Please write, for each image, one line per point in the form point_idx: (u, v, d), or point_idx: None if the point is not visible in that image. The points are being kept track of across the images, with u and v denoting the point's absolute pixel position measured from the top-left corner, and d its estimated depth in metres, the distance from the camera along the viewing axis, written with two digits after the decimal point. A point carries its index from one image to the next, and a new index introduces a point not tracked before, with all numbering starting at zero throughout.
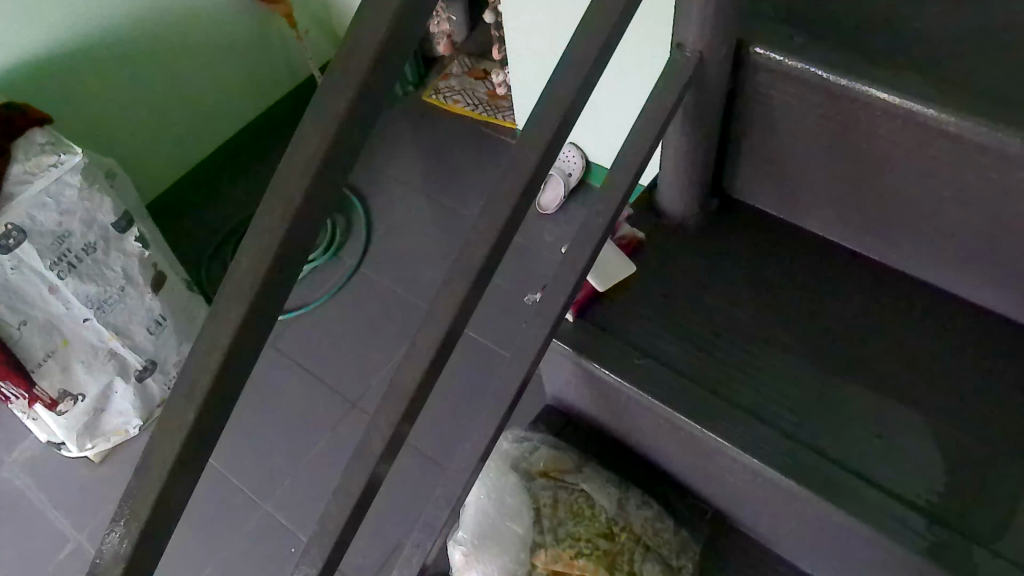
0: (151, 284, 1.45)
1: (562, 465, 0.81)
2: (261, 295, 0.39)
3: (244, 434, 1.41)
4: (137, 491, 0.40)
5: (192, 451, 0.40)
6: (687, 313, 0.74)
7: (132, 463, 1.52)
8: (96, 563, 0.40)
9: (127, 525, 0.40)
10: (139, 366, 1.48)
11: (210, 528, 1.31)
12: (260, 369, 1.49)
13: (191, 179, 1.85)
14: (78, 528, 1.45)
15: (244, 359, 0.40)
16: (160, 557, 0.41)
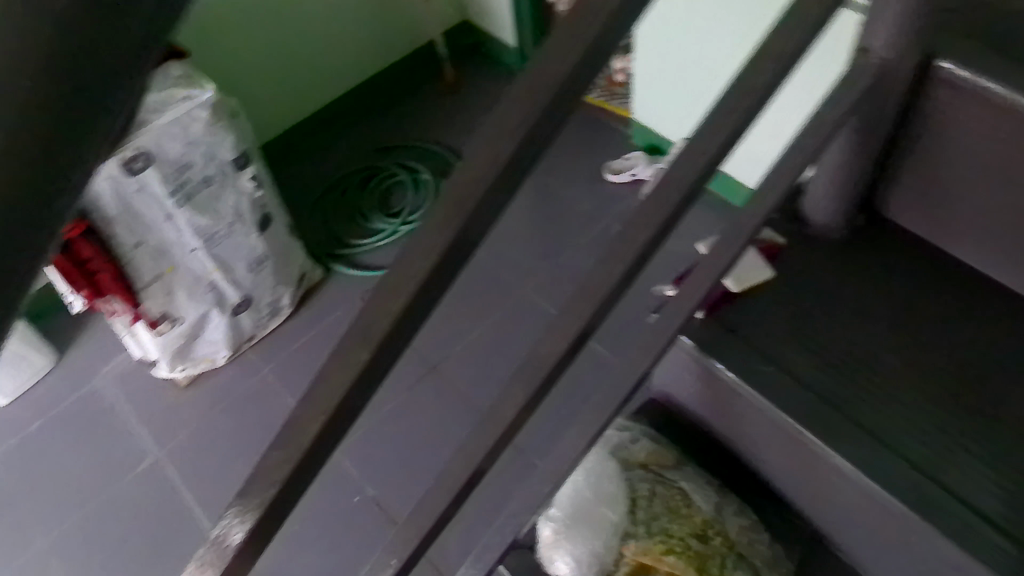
0: (257, 224, 1.50)
1: (662, 459, 0.80)
2: (450, 252, 0.39)
3: (372, 429, 1.38)
4: (300, 418, 0.42)
5: (358, 390, 0.41)
6: (820, 330, 0.72)
7: (217, 393, 1.58)
8: (255, 474, 0.43)
9: (289, 448, 0.42)
10: (235, 301, 1.54)
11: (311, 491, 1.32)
12: (401, 373, 1.44)
13: (306, 129, 1.90)
14: (158, 445, 1.52)
15: (419, 313, 0.41)
16: (309, 481, 0.43)
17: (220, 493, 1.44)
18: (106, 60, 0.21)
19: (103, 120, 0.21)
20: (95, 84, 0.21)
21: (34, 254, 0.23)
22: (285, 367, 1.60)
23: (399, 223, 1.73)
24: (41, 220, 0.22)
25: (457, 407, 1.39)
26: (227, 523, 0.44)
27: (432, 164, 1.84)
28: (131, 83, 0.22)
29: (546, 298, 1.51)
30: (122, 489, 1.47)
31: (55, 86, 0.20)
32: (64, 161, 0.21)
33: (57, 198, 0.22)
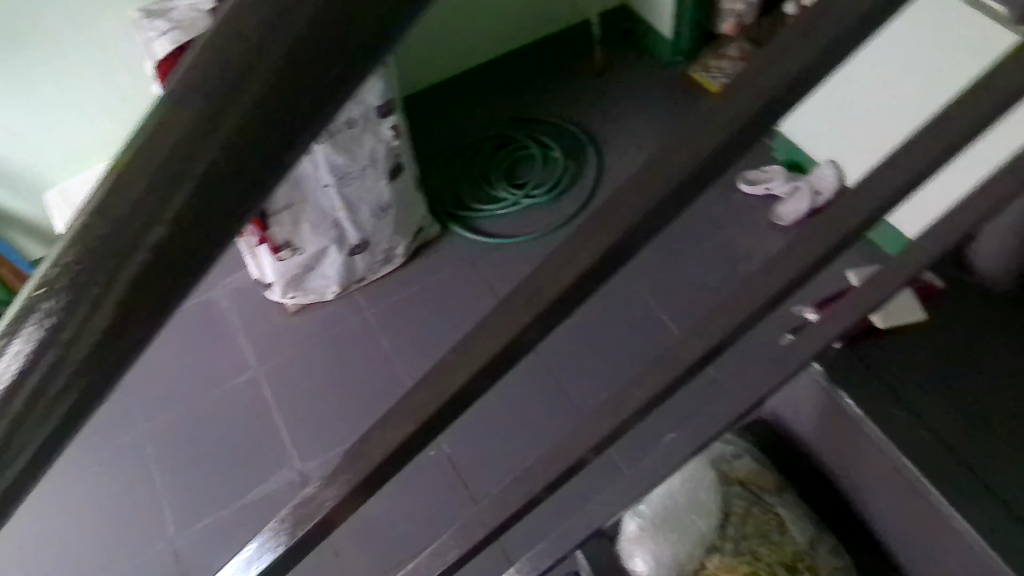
0: (388, 171, 1.55)
1: (762, 482, 0.81)
2: (639, 228, 0.36)
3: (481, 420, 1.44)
4: (450, 364, 0.41)
5: (511, 350, 0.39)
6: (975, 379, 0.69)
7: (322, 324, 1.71)
8: (397, 406, 0.43)
9: (433, 390, 0.41)
10: (354, 243, 1.61)
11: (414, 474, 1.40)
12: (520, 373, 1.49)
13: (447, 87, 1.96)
14: (259, 361, 1.68)
15: (589, 284, 0.38)
16: (445, 427, 0.43)
17: (312, 422, 1.56)
18: (370, 28, 0.20)
19: (353, 81, 0.21)
20: (354, 47, 0.20)
21: (259, 201, 0.23)
22: (387, 313, 1.69)
23: (521, 196, 1.77)
24: (295, 131, 0.21)
25: (548, 393, 1.47)
26: (363, 444, 0.44)
27: (563, 143, 1.87)
28: (384, 51, 0.21)
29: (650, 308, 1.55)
30: (221, 395, 1.63)
31: (320, 42, 0.20)
32: (309, 115, 0.21)
33: (293, 151, 0.22)
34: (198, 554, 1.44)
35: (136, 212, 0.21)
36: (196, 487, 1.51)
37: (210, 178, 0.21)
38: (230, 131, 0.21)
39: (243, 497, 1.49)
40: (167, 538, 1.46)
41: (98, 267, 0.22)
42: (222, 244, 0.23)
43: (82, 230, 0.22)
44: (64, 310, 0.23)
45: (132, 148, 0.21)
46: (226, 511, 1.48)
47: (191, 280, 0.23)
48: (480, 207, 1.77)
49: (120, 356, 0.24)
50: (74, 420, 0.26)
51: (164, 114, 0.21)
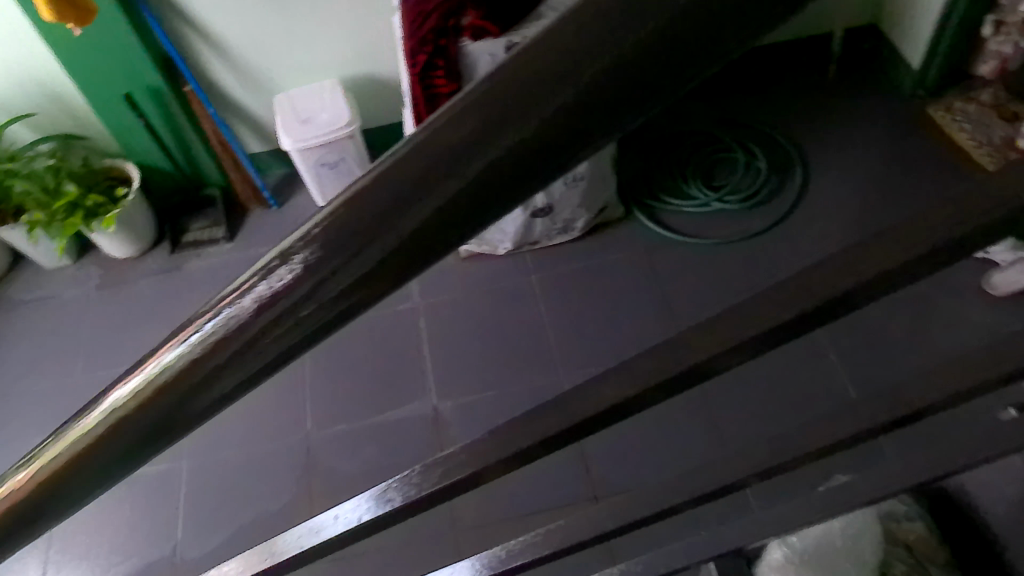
0: None
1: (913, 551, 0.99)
2: (885, 278, 0.35)
3: (623, 437, 1.56)
4: (665, 350, 0.43)
5: (728, 354, 0.41)
6: None
7: (491, 274, 1.85)
8: (613, 370, 0.46)
9: (646, 368, 0.44)
10: (539, 206, 1.70)
11: (553, 471, 1.55)
12: (674, 404, 1.58)
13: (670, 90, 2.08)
14: (423, 296, 1.85)
15: (824, 315, 0.38)
16: (650, 403, 0.46)
17: (454, 366, 1.72)
18: (655, 79, 0.24)
19: (617, 121, 0.25)
20: (637, 92, 0.24)
21: (519, 194, 0.27)
22: (551, 281, 1.80)
23: (713, 198, 1.80)
24: (555, 161, 0.26)
25: (692, 408, 1.57)
26: (570, 398, 0.49)
27: (768, 153, 1.89)
28: (639, 113, 0.25)
29: (812, 356, 1.58)
30: (382, 315, 1.85)
31: (612, 80, 0.24)
32: (581, 137, 0.25)
33: (542, 171, 0.26)
34: (325, 454, 1.67)
35: (424, 183, 0.26)
36: (345, 393, 1.75)
37: (488, 167, 0.26)
38: (517, 135, 0.25)
39: (379, 413, 1.69)
40: (305, 432, 1.71)
41: (384, 217, 0.28)
42: (479, 220, 0.28)
43: (379, 185, 0.27)
44: (347, 244, 0.29)
45: (435, 131, 0.26)
46: (360, 424, 1.69)
47: (446, 241, 0.29)
48: (670, 201, 1.83)
49: (377, 288, 0.30)
50: (326, 330, 0.32)
51: (467, 110, 0.25)
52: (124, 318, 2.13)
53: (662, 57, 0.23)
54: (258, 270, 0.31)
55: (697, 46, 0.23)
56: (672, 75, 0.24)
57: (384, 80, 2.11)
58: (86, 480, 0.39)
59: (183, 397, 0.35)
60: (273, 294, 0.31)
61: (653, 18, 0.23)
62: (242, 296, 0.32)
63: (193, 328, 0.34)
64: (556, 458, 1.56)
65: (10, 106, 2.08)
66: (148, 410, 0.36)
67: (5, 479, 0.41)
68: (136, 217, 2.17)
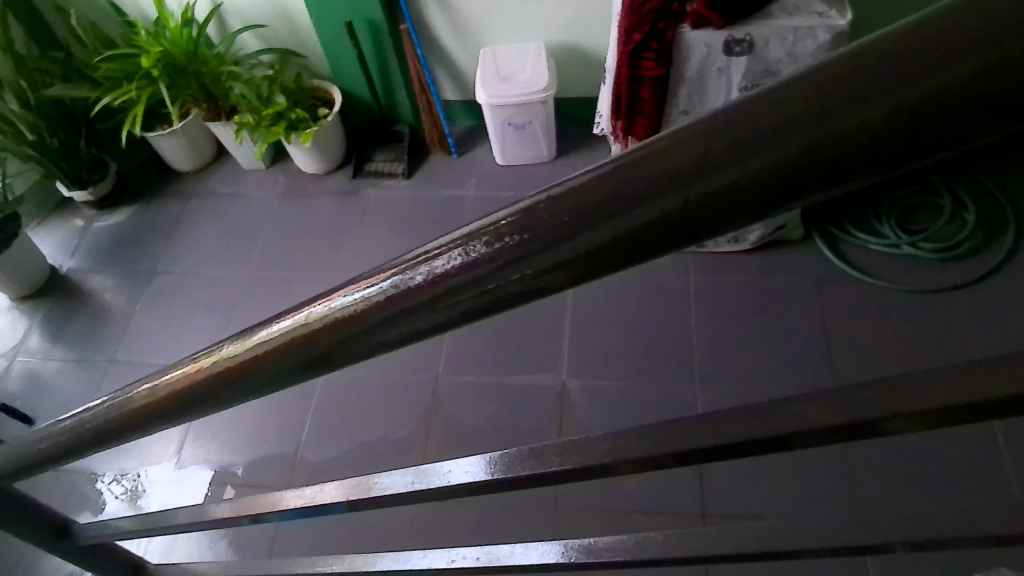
0: None
1: None
2: None
3: (746, 467, 1.50)
4: (861, 394, 0.41)
5: (937, 415, 0.38)
6: None
7: (647, 267, 1.82)
8: (797, 398, 0.44)
9: (834, 407, 0.42)
10: None
11: (665, 485, 1.51)
12: (809, 451, 1.49)
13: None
14: None
15: None
16: (828, 442, 0.44)
17: (592, 350, 1.72)
18: (929, 135, 0.22)
19: (891, 161, 0.23)
20: (891, 150, 0.23)
21: (742, 219, 0.26)
22: (709, 288, 1.75)
23: (906, 241, 1.67)
24: (808, 190, 0.25)
25: (829, 456, 1.49)
26: (740, 415, 0.47)
27: (981, 207, 1.73)
28: (915, 158, 0.23)
29: (977, 437, 1.46)
30: None
31: (885, 125, 0.22)
32: (828, 176, 0.24)
33: (790, 196, 0.25)
34: (450, 400, 1.72)
35: (646, 194, 0.26)
36: (479, 349, 1.79)
37: (713, 194, 0.25)
38: (761, 163, 0.24)
39: (508, 377, 1.72)
40: (436, 374, 1.77)
41: (599, 213, 0.28)
42: (694, 235, 0.27)
43: (605, 181, 0.27)
44: (554, 231, 0.29)
45: (672, 145, 0.26)
46: (488, 379, 1.73)
47: (653, 247, 0.28)
48: (856, 233, 1.72)
49: (572, 276, 0.31)
50: (519, 298, 0.34)
51: (711, 131, 0.25)
52: (298, 229, 2.28)
53: (944, 117, 0.21)
54: (468, 234, 0.33)
55: (990, 114, 0.21)
56: (950, 134, 0.22)
57: (588, 53, 2.10)
58: (282, 370, 0.43)
59: (385, 322, 0.37)
60: (474, 259, 0.32)
61: (953, 74, 0.21)
62: (450, 250, 0.33)
63: (393, 271, 0.36)
64: (675, 473, 1.52)
65: (245, 14, 2.25)
66: (340, 330, 0.39)
67: (224, 345, 0.47)
68: (329, 138, 2.31)
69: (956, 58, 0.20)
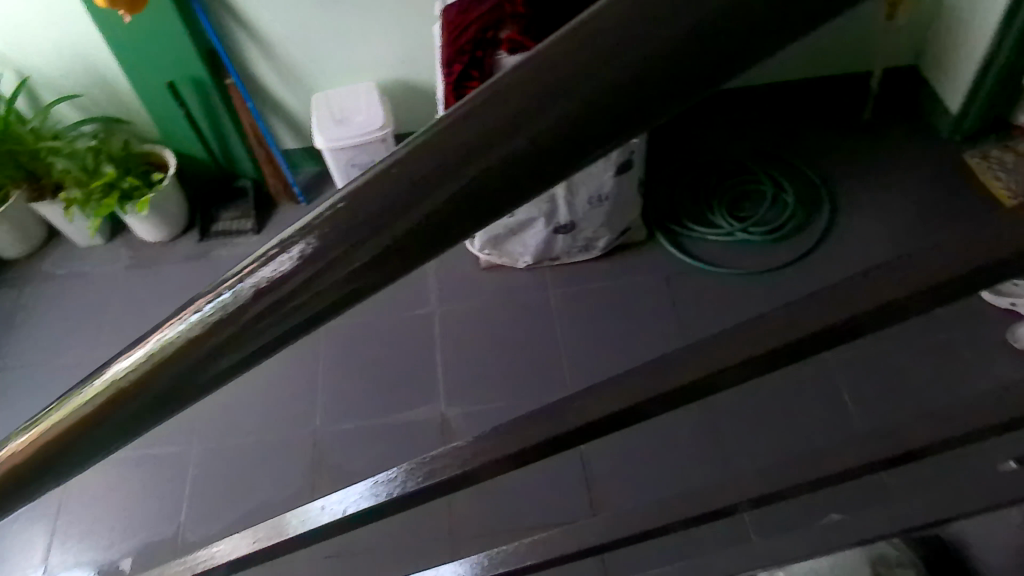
0: (616, 166, 1.62)
1: None
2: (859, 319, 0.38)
3: (624, 447, 1.56)
4: (655, 370, 0.45)
5: (716, 376, 0.42)
6: None
7: (510, 286, 1.86)
8: (603, 383, 0.47)
9: (635, 387, 0.45)
10: (562, 222, 1.73)
11: (550, 476, 1.54)
12: (680, 417, 1.57)
13: (693, 115, 2.08)
14: (440, 302, 1.88)
15: (804, 347, 0.40)
16: (639, 417, 0.47)
17: (465, 375, 1.72)
18: (669, 88, 0.24)
19: (641, 119, 0.25)
20: (637, 109, 0.24)
21: (534, 189, 0.28)
22: (569, 297, 1.81)
23: (738, 228, 1.80)
24: (578, 156, 0.26)
25: (693, 418, 1.57)
26: (543, 414, 0.49)
27: (797, 187, 1.88)
28: (660, 112, 0.25)
29: (826, 390, 1.56)
30: (397, 317, 1.87)
31: (631, 86, 0.24)
32: (597, 138, 0.26)
33: (564, 164, 0.27)
34: (333, 449, 1.68)
35: (433, 182, 0.27)
36: (354, 392, 1.76)
37: (494, 169, 0.27)
38: (541, 128, 0.25)
39: (386, 416, 1.70)
40: (314, 427, 1.72)
41: (393, 209, 0.29)
42: (500, 206, 0.28)
43: (389, 180, 0.28)
44: (355, 233, 0.30)
45: (446, 135, 0.27)
46: (368, 422, 1.70)
47: (464, 227, 0.29)
48: (694, 228, 1.82)
49: (384, 276, 0.31)
50: (321, 316, 0.34)
51: (474, 115, 0.26)
52: (149, 299, 2.17)
53: (676, 69, 0.23)
54: (263, 256, 0.33)
55: (716, 59, 0.23)
56: (688, 84, 0.24)
57: (423, 86, 2.14)
58: (85, 449, 0.41)
59: (188, 369, 0.36)
60: (283, 273, 0.32)
61: (671, 31, 0.23)
62: (247, 275, 0.33)
63: (184, 315, 0.35)
64: (556, 460, 1.55)
65: (58, 86, 2.13)
66: (140, 390, 0.37)
67: (12, 438, 0.44)
68: (169, 202, 2.21)
69: (670, 14, 0.22)
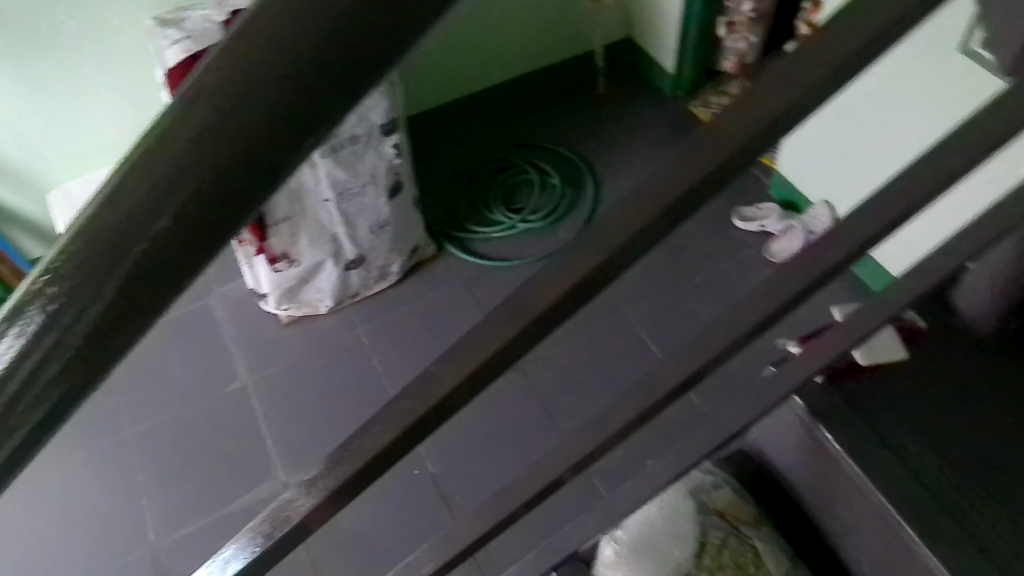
0: (387, 190, 1.68)
1: (741, 514, 0.86)
2: (572, 291, 0.39)
3: (463, 449, 1.52)
4: (419, 387, 0.43)
5: (477, 376, 0.41)
6: (959, 413, 0.69)
7: (317, 333, 1.81)
8: (373, 418, 0.45)
9: (406, 412, 0.43)
10: (350, 257, 1.74)
11: (394, 499, 1.47)
12: (509, 395, 1.58)
13: (450, 123, 2.12)
14: (249, 371, 1.77)
15: (546, 326, 0.40)
16: (424, 438, 0.45)
17: (296, 436, 1.64)
18: (333, 98, 0.23)
19: (326, 125, 0.24)
20: (317, 113, 0.23)
21: (235, 232, 0.25)
22: (379, 329, 1.79)
23: (517, 219, 1.88)
24: (272, 183, 0.24)
25: (517, 393, 1.59)
26: (327, 467, 0.46)
27: (561, 168, 1.99)
28: (343, 116, 0.24)
29: (633, 341, 1.64)
30: (206, 403, 1.73)
31: (292, 99, 0.22)
32: (275, 167, 0.24)
33: (260, 195, 0.24)
34: (175, 561, 1.49)
35: (115, 250, 0.23)
36: (182, 493, 1.58)
37: (185, 216, 0.23)
38: (222, 156, 0.23)
39: (226, 505, 1.56)
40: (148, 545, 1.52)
41: (68, 306, 0.24)
42: (203, 261, 0.25)
43: (55, 276, 0.24)
44: (44, 333, 0.25)
45: (113, 191, 0.23)
46: (207, 520, 1.54)
47: (167, 298, 0.25)
48: (477, 230, 1.88)
49: (90, 377, 0.26)
50: (18, 460, 0.28)
51: (140, 160, 0.23)
52: None
53: (345, 60, 0.22)
54: None
55: (371, 58, 0.22)
56: (352, 89, 0.23)
57: None
58: None
59: None
60: None
61: (314, 32, 0.22)
62: None
63: None
64: (401, 485, 1.49)
65: None
66: None
67: None
68: None
69: (299, 27, 0.22)
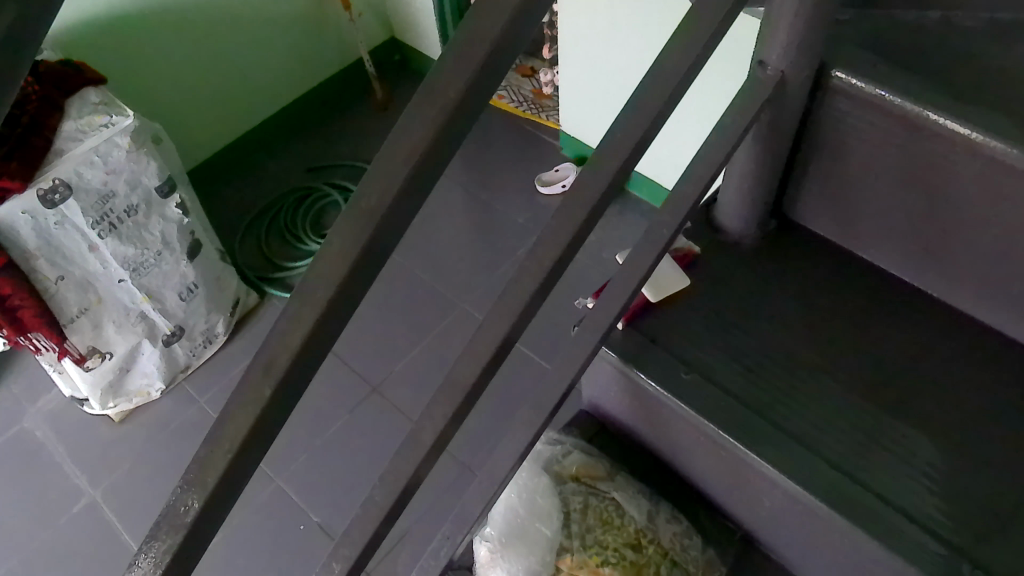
0: (187, 252, 1.58)
1: (594, 472, 0.93)
2: (320, 323, 0.40)
3: (327, 479, 1.44)
4: (203, 461, 0.42)
5: (258, 432, 0.42)
6: (743, 319, 0.79)
7: (155, 423, 1.66)
8: (167, 509, 0.43)
9: (197, 491, 0.42)
10: (168, 331, 1.62)
11: (269, 545, 1.37)
12: (369, 417, 1.51)
13: (237, 166, 2.03)
14: (93, 484, 1.59)
15: (308, 362, 0.41)
16: (229, 510, 0.44)
17: None
18: None
19: None
20: None
21: None
22: (220, 395, 1.69)
23: None
24: None
25: (374, 411, 1.52)
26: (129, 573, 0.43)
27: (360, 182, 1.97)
28: None
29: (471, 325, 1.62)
30: (49, 536, 1.53)
31: None
32: None
33: None
34: None
35: None
36: None
37: None
38: None
39: None
40: None
41: None
42: None
43: None
44: None
45: None
46: None
47: None
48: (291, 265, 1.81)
49: None
50: None
51: None
52: None
53: None
54: None
55: None
56: None
57: None
58: None
59: None
60: None
61: None
62: None
63: None
64: (274, 536, 1.38)
65: None
66: None
67: None
68: None
69: None
